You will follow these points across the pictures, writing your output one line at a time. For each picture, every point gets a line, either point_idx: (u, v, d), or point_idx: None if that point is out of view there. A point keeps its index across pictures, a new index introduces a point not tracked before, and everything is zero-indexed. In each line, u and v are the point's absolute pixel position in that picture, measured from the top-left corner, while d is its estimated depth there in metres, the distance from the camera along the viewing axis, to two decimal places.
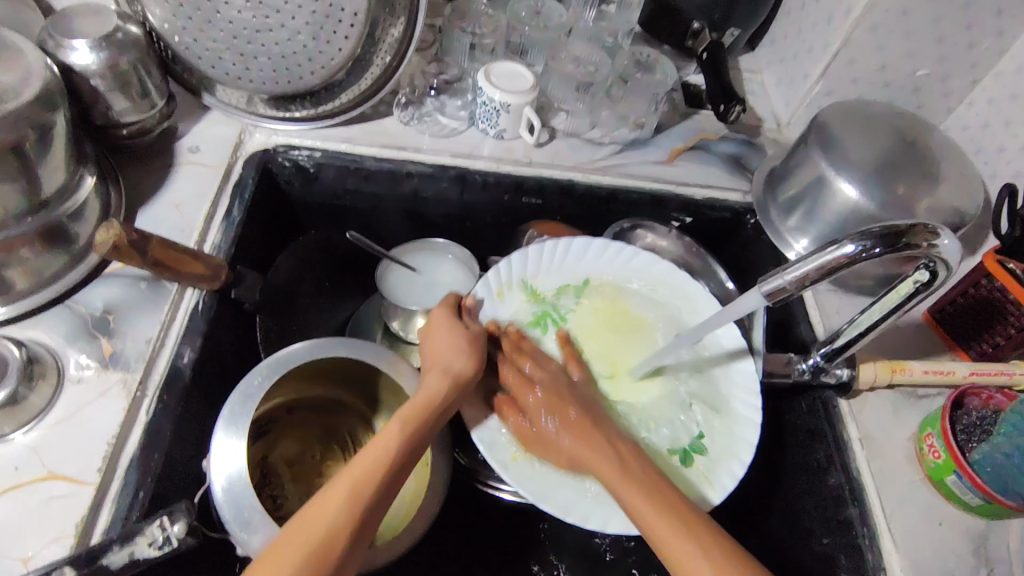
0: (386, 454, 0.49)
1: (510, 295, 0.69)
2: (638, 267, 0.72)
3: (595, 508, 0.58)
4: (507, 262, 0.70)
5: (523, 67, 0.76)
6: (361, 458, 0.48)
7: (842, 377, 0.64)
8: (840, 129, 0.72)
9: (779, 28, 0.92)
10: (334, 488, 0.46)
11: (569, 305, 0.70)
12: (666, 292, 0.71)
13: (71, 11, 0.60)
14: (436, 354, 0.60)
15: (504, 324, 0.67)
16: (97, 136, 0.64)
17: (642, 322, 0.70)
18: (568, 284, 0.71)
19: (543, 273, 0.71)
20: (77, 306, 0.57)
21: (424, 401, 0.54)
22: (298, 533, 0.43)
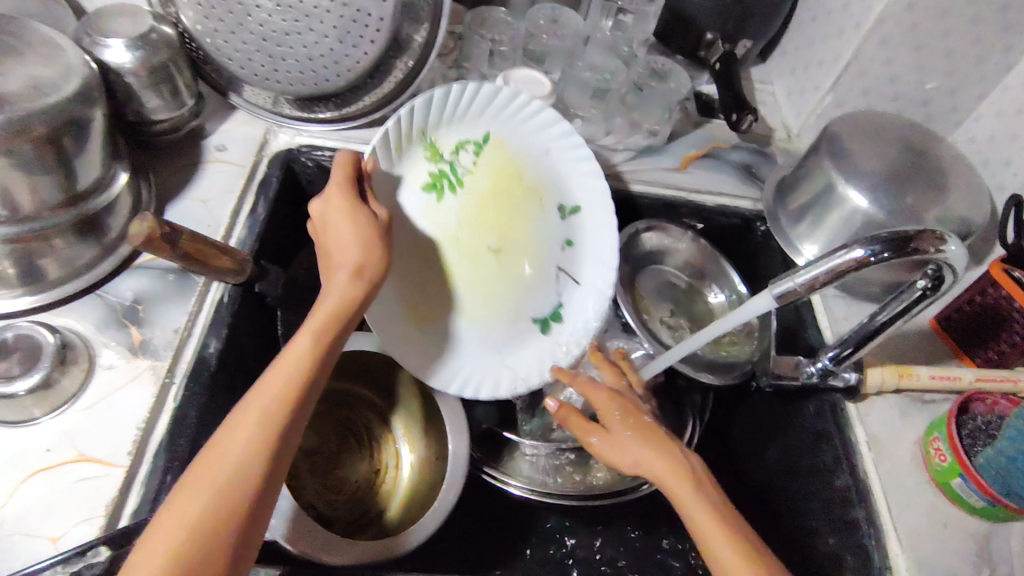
0: (298, 375, 0.46)
1: (406, 148, 0.60)
2: (539, 131, 0.65)
3: (468, 375, 0.64)
4: (407, 110, 0.58)
5: (540, 73, 0.78)
6: (267, 378, 0.45)
7: (850, 381, 0.65)
8: (850, 140, 0.74)
9: (790, 41, 0.94)
10: (243, 413, 0.44)
11: (465, 164, 0.63)
12: (558, 157, 0.66)
13: (107, 11, 0.62)
14: (336, 240, 0.52)
15: (394, 180, 0.60)
16: (128, 132, 0.66)
17: (533, 187, 0.66)
18: (465, 138, 0.63)
19: (444, 123, 0.62)
20: (107, 295, 0.59)
21: (337, 309, 0.49)
22: (210, 456, 0.42)
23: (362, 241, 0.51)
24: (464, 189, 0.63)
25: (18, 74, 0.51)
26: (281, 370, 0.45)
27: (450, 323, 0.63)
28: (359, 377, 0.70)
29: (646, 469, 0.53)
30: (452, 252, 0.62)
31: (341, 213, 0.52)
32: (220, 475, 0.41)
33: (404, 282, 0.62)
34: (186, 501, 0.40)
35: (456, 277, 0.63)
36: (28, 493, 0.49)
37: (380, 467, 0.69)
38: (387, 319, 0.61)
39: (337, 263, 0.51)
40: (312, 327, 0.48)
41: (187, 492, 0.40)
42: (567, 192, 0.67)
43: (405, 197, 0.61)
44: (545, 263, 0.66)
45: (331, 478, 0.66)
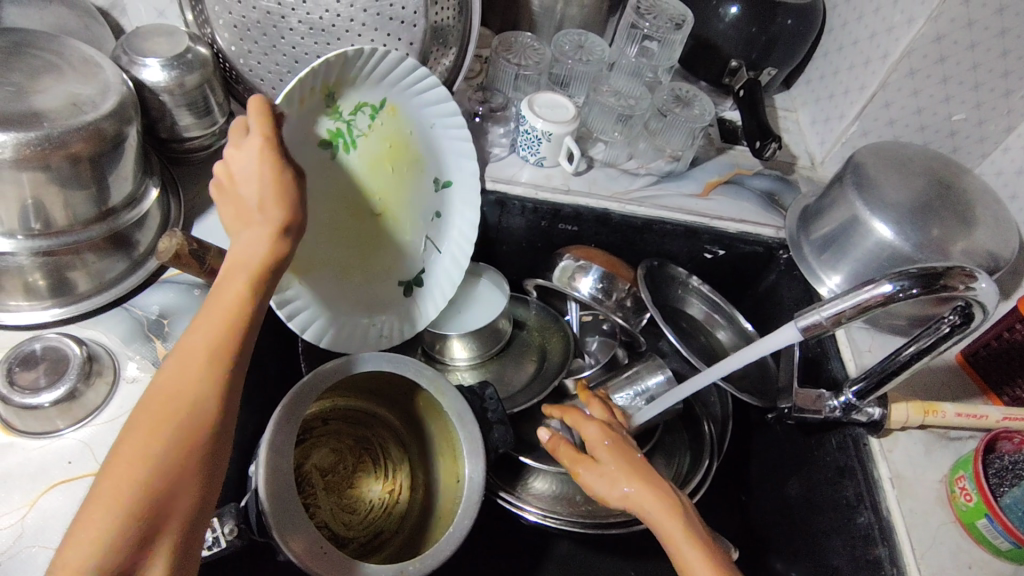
0: (232, 309, 0.41)
1: (308, 101, 0.57)
2: (432, 106, 0.66)
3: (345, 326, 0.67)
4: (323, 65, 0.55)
5: (564, 98, 0.79)
6: (200, 331, 0.40)
7: (873, 416, 0.64)
8: (876, 171, 0.73)
9: (814, 69, 0.94)
10: (176, 368, 0.38)
11: (361, 127, 0.62)
12: (439, 128, 0.68)
13: (144, 31, 0.64)
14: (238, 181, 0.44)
15: (294, 131, 0.57)
16: (160, 149, 0.67)
17: (418, 157, 0.68)
18: (362, 99, 0.61)
19: (347, 79, 0.59)
20: (134, 309, 0.60)
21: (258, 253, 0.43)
22: (145, 418, 0.37)
23: (281, 183, 0.44)
24: (356, 151, 0.63)
25: (59, 92, 0.52)
26: (215, 320, 0.40)
27: (329, 274, 0.65)
28: (374, 396, 0.70)
29: (631, 501, 0.52)
30: (338, 210, 0.65)
31: (254, 153, 0.45)
32: (162, 440, 0.36)
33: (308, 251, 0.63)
34: (130, 449, 0.36)
35: (342, 233, 0.66)
36: (48, 505, 0.49)
37: (394, 488, 0.69)
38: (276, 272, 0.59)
39: (255, 207, 0.44)
40: (245, 275, 0.42)
41: (125, 456, 0.36)
42: (442, 166, 0.70)
43: (304, 151, 0.58)
44: (418, 224, 0.70)
45: (346, 497, 0.66)
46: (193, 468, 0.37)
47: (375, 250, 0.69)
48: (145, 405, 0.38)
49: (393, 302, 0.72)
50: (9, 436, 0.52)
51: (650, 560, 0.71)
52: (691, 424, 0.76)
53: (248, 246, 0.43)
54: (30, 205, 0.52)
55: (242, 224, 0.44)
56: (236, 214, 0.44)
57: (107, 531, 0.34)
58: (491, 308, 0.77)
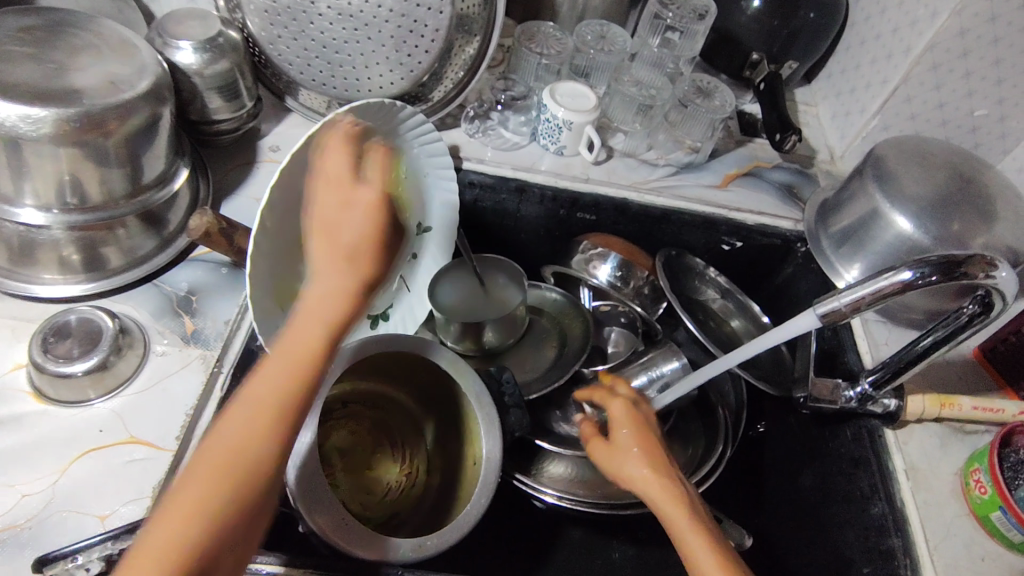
0: (308, 355, 0.39)
1: None
2: (428, 155, 0.72)
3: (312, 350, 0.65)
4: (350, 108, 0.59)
5: (585, 87, 0.80)
6: (272, 379, 0.38)
7: (889, 407, 0.65)
8: (896, 164, 0.74)
9: (836, 63, 0.94)
10: (240, 414, 0.37)
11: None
12: (432, 178, 0.74)
13: (179, 16, 0.65)
14: (328, 220, 0.42)
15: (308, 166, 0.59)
16: (190, 131, 0.68)
17: (408, 202, 0.73)
18: None
19: (366, 127, 0.64)
20: (164, 285, 0.61)
21: (338, 300, 0.40)
22: (205, 466, 0.36)
23: (372, 243, 0.42)
24: None
25: (97, 72, 0.54)
26: (285, 376, 0.38)
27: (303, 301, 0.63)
28: (392, 380, 0.71)
29: (644, 487, 0.52)
30: None
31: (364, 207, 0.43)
32: (227, 488, 0.36)
33: (268, 260, 0.58)
34: (194, 487, 0.36)
35: None
36: (79, 472, 0.51)
37: (411, 472, 0.70)
38: (263, 298, 0.58)
39: (343, 256, 0.41)
40: (324, 328, 0.39)
41: (185, 497, 0.35)
42: (428, 213, 0.75)
43: None
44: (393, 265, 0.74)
45: (364, 478, 0.68)
46: (249, 512, 0.37)
47: None
48: (210, 448, 0.37)
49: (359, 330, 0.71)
50: (42, 404, 0.53)
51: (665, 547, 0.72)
52: (705, 413, 0.77)
53: (323, 300, 0.40)
54: (68, 181, 0.54)
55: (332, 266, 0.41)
56: (323, 247, 0.41)
57: (165, 571, 0.34)
58: (507, 301, 0.78)
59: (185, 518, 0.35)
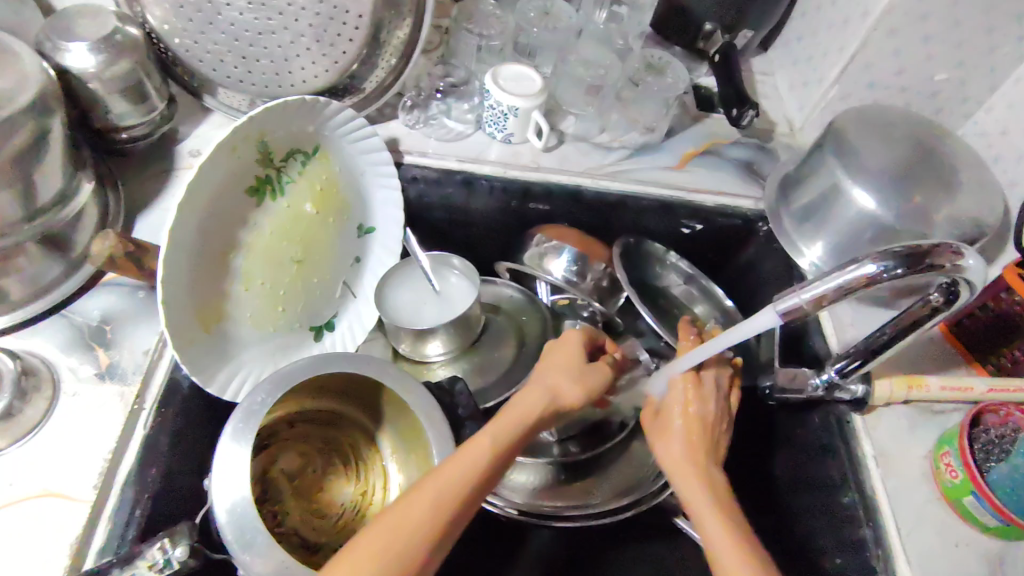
0: (494, 453, 0.46)
1: (241, 147, 0.56)
2: (363, 154, 0.67)
3: (250, 369, 0.61)
4: (260, 112, 0.56)
5: (530, 69, 0.75)
6: (465, 459, 0.45)
7: (857, 393, 0.62)
8: (855, 137, 0.71)
9: (792, 30, 0.91)
10: (455, 468, 0.44)
11: (291, 173, 0.63)
12: (369, 176, 0.69)
13: (71, 12, 0.59)
14: (557, 353, 0.57)
15: (221, 178, 0.55)
16: (97, 140, 0.62)
17: (345, 205, 0.68)
18: (297, 147, 0.62)
19: (283, 128, 0.60)
20: (74, 315, 0.56)
21: (525, 409, 0.50)
22: (431, 493, 0.43)
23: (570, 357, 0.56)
24: (283, 197, 0.62)
25: None
26: (485, 458, 0.46)
27: (237, 318, 0.60)
28: (341, 396, 0.66)
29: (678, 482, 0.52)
30: (257, 259, 0.61)
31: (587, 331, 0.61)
32: (388, 554, 0.40)
33: (186, 283, 0.54)
34: (364, 544, 0.40)
35: (254, 279, 0.61)
36: None
37: (367, 489, 0.66)
38: (183, 326, 0.54)
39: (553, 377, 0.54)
40: (514, 430, 0.48)
41: (406, 517, 0.41)
42: (369, 213, 0.71)
43: (228, 205, 0.57)
44: (335, 273, 0.69)
45: (316, 501, 0.64)
46: None
47: (297, 296, 0.65)
48: (389, 514, 0.42)
49: (303, 344, 0.67)
50: None
51: (635, 543, 0.70)
52: None
53: (538, 394, 0.51)
54: None
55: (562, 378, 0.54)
56: (547, 369, 0.55)
57: None
58: (456, 301, 0.72)
59: (388, 548, 0.40)
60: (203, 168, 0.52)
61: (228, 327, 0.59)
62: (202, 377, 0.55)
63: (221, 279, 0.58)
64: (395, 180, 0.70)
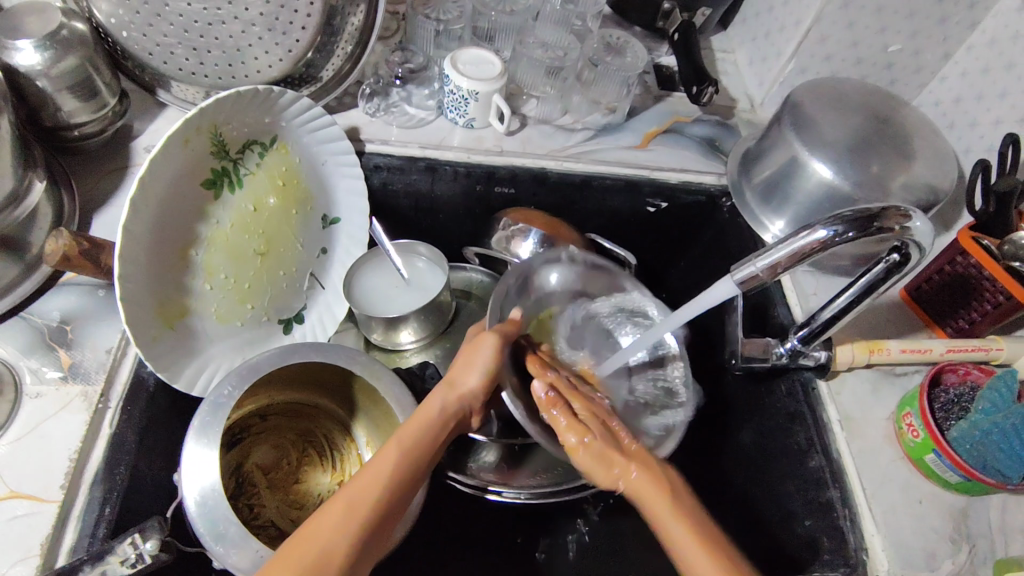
0: (401, 461, 0.47)
1: (194, 138, 0.56)
2: (323, 143, 0.67)
3: (218, 363, 0.61)
4: (212, 103, 0.55)
5: (490, 52, 0.75)
6: (380, 464, 0.46)
7: (820, 359, 0.64)
8: (812, 109, 0.72)
9: (749, 6, 0.91)
10: (361, 479, 0.45)
11: (248, 165, 0.62)
12: (331, 165, 0.69)
13: (14, 8, 0.57)
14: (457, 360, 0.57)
15: (174, 171, 0.55)
16: (48, 138, 0.61)
17: (307, 196, 0.68)
18: (253, 139, 0.62)
19: (237, 119, 0.59)
20: (33, 317, 0.55)
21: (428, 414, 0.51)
22: (339, 505, 0.43)
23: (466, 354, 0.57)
24: (242, 189, 0.62)
25: None
26: (395, 465, 0.46)
27: (200, 313, 0.60)
28: (311, 388, 0.66)
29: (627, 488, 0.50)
30: (218, 253, 0.60)
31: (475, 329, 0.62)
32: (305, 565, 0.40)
33: (144, 280, 0.53)
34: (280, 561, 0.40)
35: (217, 273, 0.60)
36: None
37: (343, 478, 0.66)
38: (143, 322, 0.53)
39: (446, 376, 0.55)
40: (427, 438, 0.49)
41: (318, 530, 0.41)
42: (332, 204, 0.70)
43: (183, 198, 0.57)
44: (300, 265, 0.69)
45: (292, 493, 0.64)
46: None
47: (264, 288, 0.65)
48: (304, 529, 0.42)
49: (273, 337, 0.67)
50: None
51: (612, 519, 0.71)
52: None
53: (435, 398, 0.53)
54: None
55: (458, 375, 0.55)
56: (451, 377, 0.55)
57: None
58: (426, 288, 0.72)
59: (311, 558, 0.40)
60: (154, 162, 0.52)
61: (193, 321, 0.59)
62: (168, 373, 0.55)
63: (182, 274, 0.57)
64: (357, 169, 0.70)
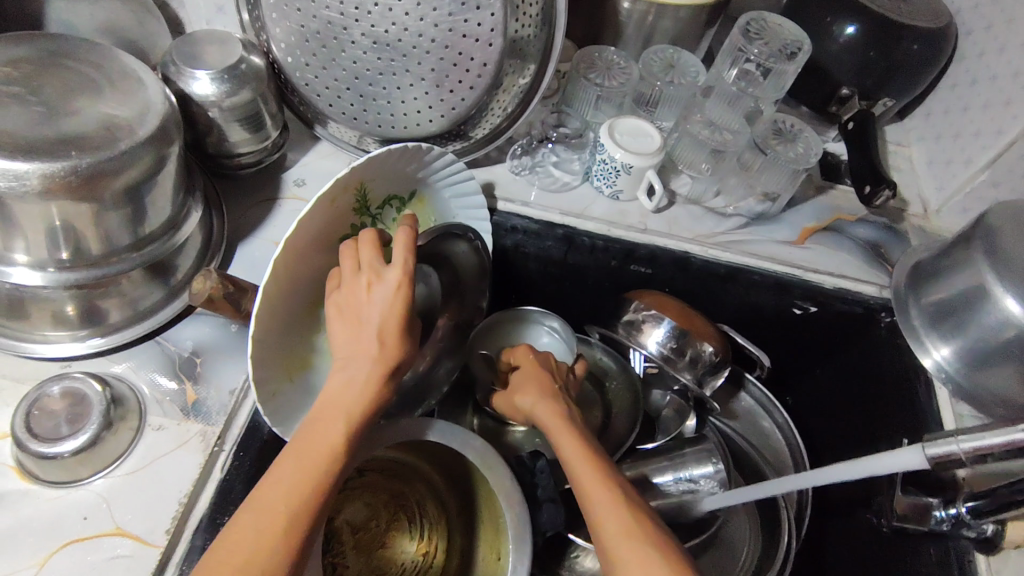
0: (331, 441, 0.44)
1: (342, 196, 0.55)
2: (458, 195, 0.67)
3: None
4: (364, 161, 0.54)
5: (649, 124, 0.70)
6: (321, 439, 0.44)
7: (985, 532, 0.55)
8: (1009, 235, 0.61)
9: (938, 100, 0.83)
10: (303, 467, 0.42)
11: (385, 220, 0.62)
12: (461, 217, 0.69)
13: (199, 37, 0.58)
14: (355, 312, 0.48)
15: (318, 228, 0.54)
16: (209, 163, 0.61)
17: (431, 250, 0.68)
18: (395, 195, 0.62)
19: (382, 176, 0.59)
20: (167, 343, 0.55)
21: (349, 397, 0.45)
22: (268, 499, 0.40)
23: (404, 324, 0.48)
24: None
25: (94, 114, 0.46)
26: (319, 450, 0.43)
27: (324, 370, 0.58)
28: (414, 449, 0.64)
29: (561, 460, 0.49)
30: None
31: (390, 288, 0.47)
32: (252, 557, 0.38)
33: (273, 333, 0.52)
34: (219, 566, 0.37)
35: None
36: (57, 568, 0.45)
37: (429, 549, 0.64)
38: (268, 377, 0.52)
39: (373, 341, 0.47)
40: (348, 416, 0.45)
41: (249, 528, 0.39)
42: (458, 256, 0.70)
43: (317, 254, 0.55)
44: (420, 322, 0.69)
45: (377, 558, 0.62)
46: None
47: None
48: (243, 521, 0.39)
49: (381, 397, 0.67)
50: (25, 482, 0.47)
51: None
52: (766, 507, 0.67)
53: (356, 373, 0.46)
54: (59, 231, 0.46)
55: (364, 330, 0.47)
56: (350, 342, 0.47)
57: None
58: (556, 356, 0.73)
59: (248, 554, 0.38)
60: (303, 219, 0.51)
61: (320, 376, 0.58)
62: (282, 427, 0.54)
63: (309, 328, 0.57)
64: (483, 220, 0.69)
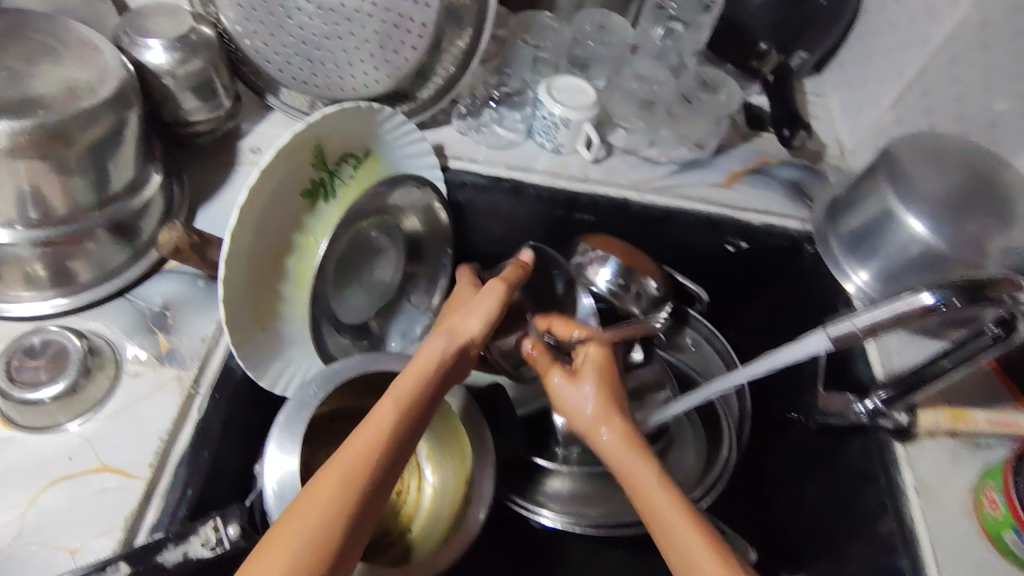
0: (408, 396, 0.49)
1: (299, 151, 0.59)
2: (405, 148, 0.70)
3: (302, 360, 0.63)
4: (317, 118, 0.59)
5: (583, 81, 0.76)
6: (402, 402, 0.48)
7: (901, 422, 0.61)
8: (909, 161, 0.68)
9: (848, 51, 0.90)
10: (381, 420, 0.46)
11: (343, 177, 0.64)
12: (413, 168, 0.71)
13: (148, 10, 0.61)
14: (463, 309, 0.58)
15: (276, 181, 0.57)
16: (165, 132, 0.64)
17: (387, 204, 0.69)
18: (351, 152, 0.65)
19: (335, 133, 0.62)
20: (137, 300, 0.58)
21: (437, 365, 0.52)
22: (356, 444, 0.44)
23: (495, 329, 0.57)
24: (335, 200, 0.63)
25: (54, 77, 0.49)
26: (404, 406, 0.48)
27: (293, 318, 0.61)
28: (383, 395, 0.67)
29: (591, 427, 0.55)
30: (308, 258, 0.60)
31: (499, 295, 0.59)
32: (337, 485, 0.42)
33: (239, 284, 0.55)
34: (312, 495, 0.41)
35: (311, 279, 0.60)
36: (47, 503, 0.47)
37: (402, 487, 0.67)
38: (238, 324, 0.56)
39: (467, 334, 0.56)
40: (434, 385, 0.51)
41: (339, 464, 0.43)
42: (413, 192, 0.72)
43: (276, 204, 0.57)
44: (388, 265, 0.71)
45: None
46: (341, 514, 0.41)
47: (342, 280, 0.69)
48: (333, 462, 0.44)
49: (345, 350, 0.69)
50: (8, 429, 0.50)
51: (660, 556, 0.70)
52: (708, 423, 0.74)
53: (435, 347, 0.53)
54: (27, 192, 0.49)
55: (462, 319, 0.57)
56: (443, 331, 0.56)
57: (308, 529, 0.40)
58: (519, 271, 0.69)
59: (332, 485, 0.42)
60: (263, 171, 0.54)
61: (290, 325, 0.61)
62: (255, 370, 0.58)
63: (274, 279, 0.58)
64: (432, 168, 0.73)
